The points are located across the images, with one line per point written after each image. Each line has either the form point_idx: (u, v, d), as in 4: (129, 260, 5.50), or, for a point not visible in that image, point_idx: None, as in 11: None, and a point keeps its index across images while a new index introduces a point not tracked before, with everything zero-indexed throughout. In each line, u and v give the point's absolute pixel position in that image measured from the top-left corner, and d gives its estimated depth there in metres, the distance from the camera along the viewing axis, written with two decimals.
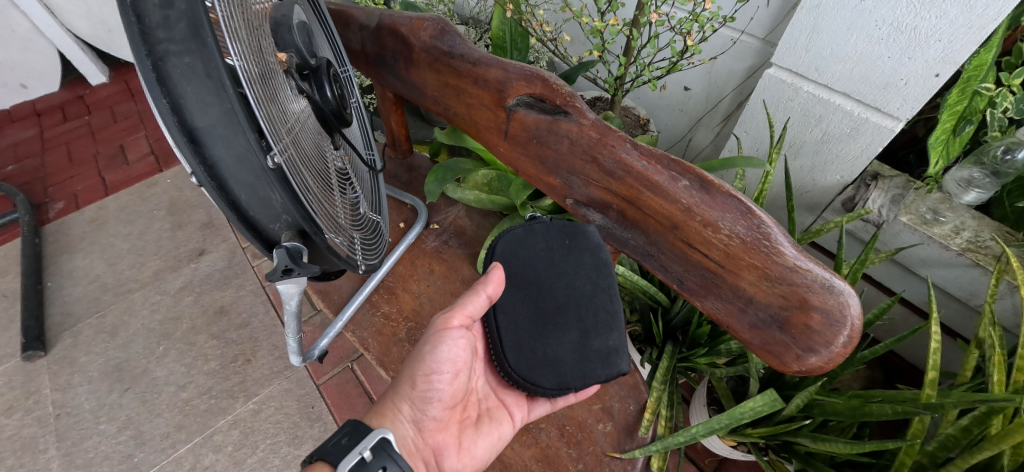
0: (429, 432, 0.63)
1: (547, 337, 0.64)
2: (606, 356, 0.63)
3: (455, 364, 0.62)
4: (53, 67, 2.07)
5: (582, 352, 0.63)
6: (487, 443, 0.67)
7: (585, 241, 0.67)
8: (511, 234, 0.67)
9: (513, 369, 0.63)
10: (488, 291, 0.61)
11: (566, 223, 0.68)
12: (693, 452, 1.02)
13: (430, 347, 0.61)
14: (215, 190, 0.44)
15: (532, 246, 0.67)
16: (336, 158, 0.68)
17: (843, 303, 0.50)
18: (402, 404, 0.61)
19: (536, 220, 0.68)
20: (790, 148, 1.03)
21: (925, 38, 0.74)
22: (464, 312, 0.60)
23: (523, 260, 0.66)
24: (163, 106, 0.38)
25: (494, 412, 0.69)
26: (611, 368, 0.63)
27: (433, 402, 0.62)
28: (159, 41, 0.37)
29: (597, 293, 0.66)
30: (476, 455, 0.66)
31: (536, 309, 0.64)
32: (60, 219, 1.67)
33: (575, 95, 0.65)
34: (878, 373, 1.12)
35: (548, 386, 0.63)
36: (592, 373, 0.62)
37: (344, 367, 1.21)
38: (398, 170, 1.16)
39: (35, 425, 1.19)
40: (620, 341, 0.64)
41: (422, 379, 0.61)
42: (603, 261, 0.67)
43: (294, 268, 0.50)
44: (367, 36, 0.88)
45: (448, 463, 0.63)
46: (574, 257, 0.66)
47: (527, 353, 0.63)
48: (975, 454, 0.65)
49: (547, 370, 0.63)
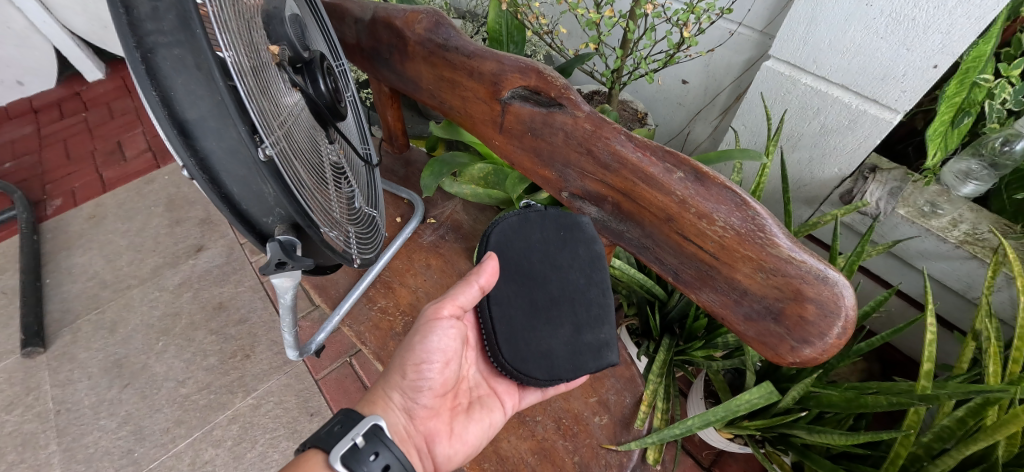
0: (420, 420, 0.62)
1: (539, 329, 0.63)
2: (597, 349, 0.64)
3: (446, 353, 0.62)
4: (50, 63, 2.06)
5: (574, 345, 0.64)
6: (479, 431, 0.66)
7: (580, 234, 0.67)
8: (505, 222, 0.66)
9: (507, 360, 0.62)
10: (480, 282, 0.61)
11: (561, 214, 0.67)
12: (690, 444, 1.02)
13: (421, 337, 0.61)
14: (207, 183, 0.44)
15: (527, 237, 0.66)
16: (330, 151, 0.68)
17: (837, 294, 0.49)
18: (393, 392, 0.61)
19: (532, 209, 0.67)
20: (788, 140, 1.02)
21: (925, 29, 0.73)
22: (454, 302, 0.61)
23: (518, 251, 0.65)
24: (153, 99, 0.38)
25: (485, 399, 0.69)
26: (602, 360, 0.64)
27: (424, 390, 0.62)
28: (147, 32, 0.36)
29: (590, 287, 0.66)
30: (467, 441, 0.66)
31: (530, 301, 0.64)
32: (59, 216, 1.67)
33: (570, 87, 0.65)
34: (875, 365, 1.12)
35: (541, 377, 0.63)
36: (585, 365, 0.63)
37: (343, 362, 1.20)
38: (395, 164, 1.15)
39: (36, 420, 1.20)
40: (611, 335, 0.66)
41: (413, 368, 0.61)
42: (597, 255, 0.67)
43: (287, 261, 0.51)
44: (362, 29, 0.88)
45: (439, 450, 0.63)
46: (568, 250, 0.66)
47: (521, 345, 0.63)
48: (969, 445, 0.65)
49: (541, 362, 0.63)
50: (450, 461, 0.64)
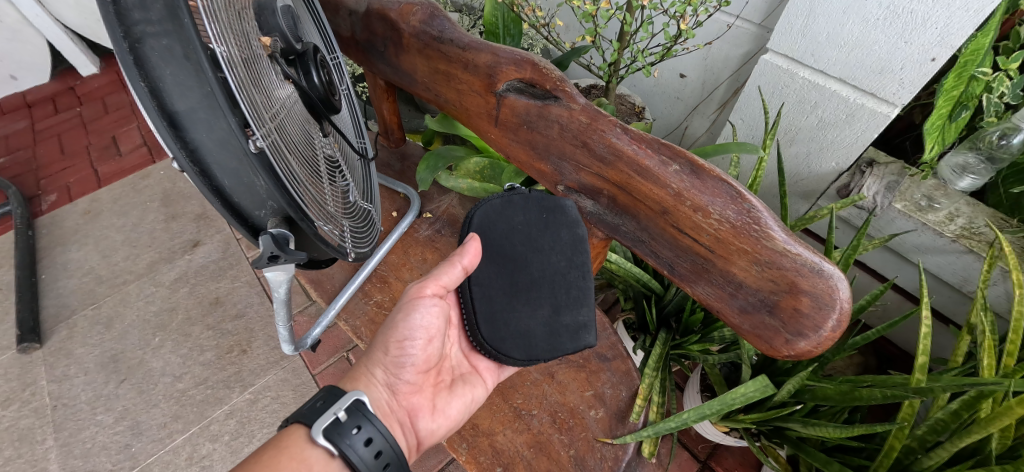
0: (403, 395, 0.63)
1: (518, 309, 0.64)
2: (574, 331, 0.65)
3: (429, 330, 0.62)
4: (43, 57, 2.04)
5: (552, 326, 0.65)
6: (461, 405, 0.67)
7: (563, 216, 0.66)
8: (489, 204, 0.65)
9: (486, 340, 0.64)
10: (464, 263, 0.61)
11: (544, 197, 0.66)
12: (686, 438, 1.03)
13: (403, 314, 0.62)
14: (198, 175, 0.43)
15: (510, 218, 0.65)
16: (325, 144, 0.68)
17: (832, 287, 0.49)
18: (375, 368, 0.61)
19: (516, 191, 0.66)
20: (785, 134, 1.02)
21: (923, 21, 0.73)
22: (437, 281, 0.61)
23: (500, 232, 0.64)
24: (142, 90, 0.37)
25: (467, 376, 0.71)
26: (579, 342, 0.65)
27: (406, 366, 0.63)
28: (135, 22, 0.35)
29: (571, 270, 0.66)
30: (450, 416, 0.66)
31: (510, 282, 0.64)
32: (53, 212, 1.66)
33: (565, 79, 0.65)
34: (871, 359, 1.13)
35: (519, 357, 0.65)
36: (562, 347, 0.64)
37: (340, 357, 1.23)
38: (390, 158, 1.14)
39: (32, 416, 1.19)
40: (590, 317, 0.66)
41: (395, 345, 0.62)
42: (579, 238, 0.66)
43: (279, 255, 0.50)
44: (357, 21, 0.87)
45: (422, 425, 0.64)
46: (550, 232, 0.65)
47: (500, 326, 0.64)
48: (964, 437, 0.66)
49: (519, 342, 0.64)
50: (433, 435, 0.65)
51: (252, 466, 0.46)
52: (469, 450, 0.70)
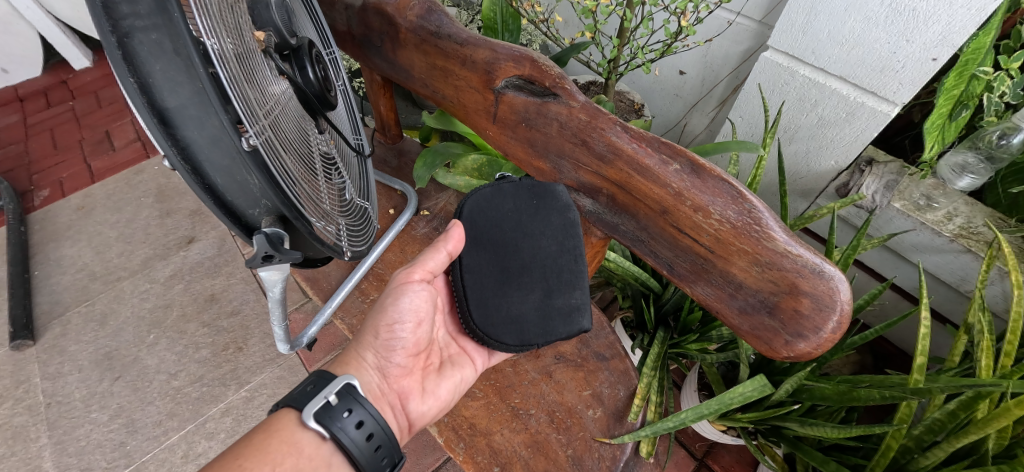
0: (394, 378, 0.62)
1: (510, 294, 0.61)
2: (567, 314, 0.61)
3: (417, 313, 0.63)
4: (35, 50, 2.02)
5: (544, 310, 0.61)
6: (451, 386, 0.67)
7: (553, 201, 0.64)
8: (478, 194, 0.65)
9: (477, 326, 0.61)
10: (449, 248, 0.61)
11: (535, 183, 0.65)
12: (683, 436, 1.03)
13: (392, 298, 0.62)
14: (190, 173, 0.42)
15: (499, 206, 0.64)
16: (320, 142, 0.67)
17: (833, 288, 0.49)
18: (366, 353, 0.61)
19: (506, 179, 0.65)
20: (784, 132, 1.01)
21: (925, 18, 0.72)
22: (425, 266, 0.62)
23: (489, 220, 0.63)
24: (130, 86, 0.36)
25: (456, 357, 0.71)
26: (573, 325, 0.61)
27: (397, 350, 0.62)
28: (123, 15, 0.34)
29: (562, 255, 0.63)
30: (440, 397, 0.66)
31: (502, 269, 0.62)
32: (47, 207, 1.64)
33: (565, 76, 0.64)
34: (868, 357, 1.14)
35: (511, 343, 0.61)
36: (554, 330, 0.61)
37: (336, 355, 1.21)
38: (387, 155, 1.13)
39: (26, 413, 1.18)
40: (583, 300, 0.63)
41: (385, 328, 0.62)
42: (571, 222, 0.64)
43: (273, 254, 0.49)
44: (353, 15, 0.86)
45: (413, 408, 0.63)
46: (540, 217, 0.63)
47: (492, 311, 0.61)
48: (960, 438, 0.66)
49: (511, 327, 0.61)
50: (424, 418, 0.64)
51: (242, 449, 0.45)
52: (466, 450, 0.70)
